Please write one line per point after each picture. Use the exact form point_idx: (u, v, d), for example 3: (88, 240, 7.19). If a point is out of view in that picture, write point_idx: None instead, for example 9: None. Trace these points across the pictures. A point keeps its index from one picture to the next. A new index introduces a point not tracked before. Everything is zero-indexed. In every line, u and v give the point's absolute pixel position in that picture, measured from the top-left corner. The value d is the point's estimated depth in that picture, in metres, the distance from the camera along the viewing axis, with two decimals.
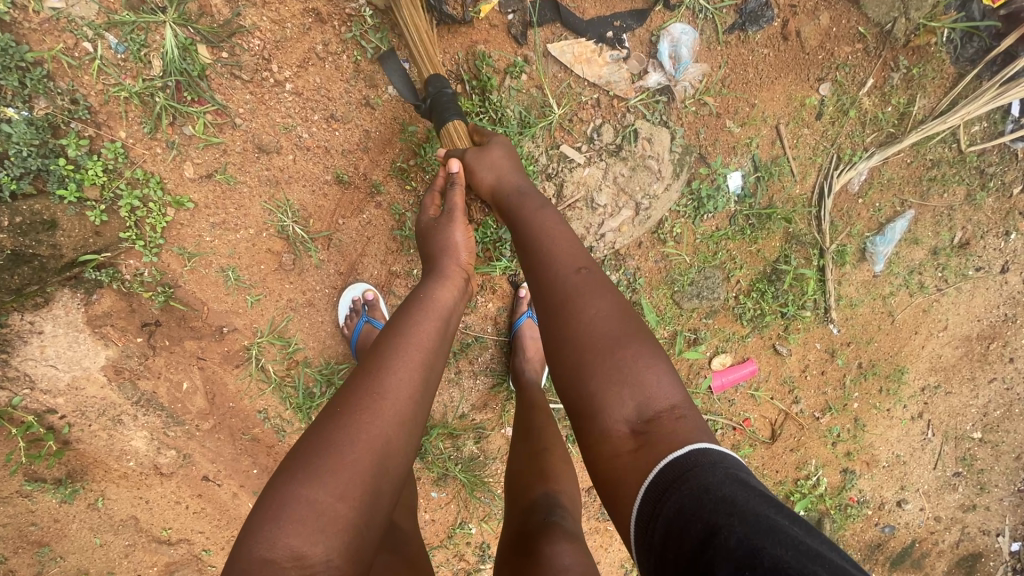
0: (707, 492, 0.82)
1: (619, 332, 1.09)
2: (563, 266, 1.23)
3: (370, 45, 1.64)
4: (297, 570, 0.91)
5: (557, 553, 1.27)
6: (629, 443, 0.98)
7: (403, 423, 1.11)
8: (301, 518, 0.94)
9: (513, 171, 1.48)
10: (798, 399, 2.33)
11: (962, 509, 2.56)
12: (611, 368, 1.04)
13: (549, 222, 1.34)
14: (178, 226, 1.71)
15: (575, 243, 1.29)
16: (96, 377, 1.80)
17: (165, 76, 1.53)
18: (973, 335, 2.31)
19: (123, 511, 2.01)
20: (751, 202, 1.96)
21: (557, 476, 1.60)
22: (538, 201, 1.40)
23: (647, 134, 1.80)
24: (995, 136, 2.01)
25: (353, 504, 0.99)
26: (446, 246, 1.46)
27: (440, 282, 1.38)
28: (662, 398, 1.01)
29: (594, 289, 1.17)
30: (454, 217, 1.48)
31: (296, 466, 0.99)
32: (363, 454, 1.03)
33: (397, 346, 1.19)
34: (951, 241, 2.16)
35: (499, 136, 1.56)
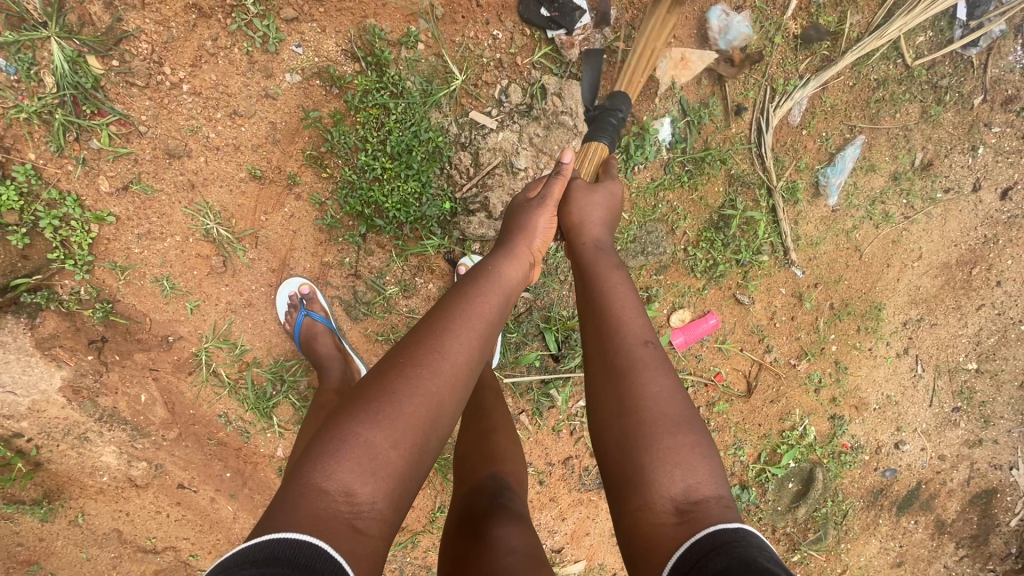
0: (754, 561, 0.80)
1: (681, 414, 1.05)
2: (632, 329, 1.18)
3: (257, 34, 1.63)
4: (348, 506, 0.89)
5: (505, 535, 1.14)
6: (670, 517, 0.95)
7: (458, 389, 1.08)
8: (357, 457, 0.92)
9: (602, 221, 1.45)
10: (770, 347, 2.23)
11: (967, 445, 2.42)
12: (669, 445, 1.00)
13: (616, 282, 1.28)
14: (105, 241, 1.72)
15: (640, 310, 1.23)
16: (55, 398, 1.85)
17: (60, 91, 1.54)
18: (952, 262, 2.18)
19: (104, 525, 2.04)
20: (683, 147, 1.92)
21: (505, 456, 1.45)
22: (611, 258, 1.36)
23: (556, 89, 1.78)
24: (945, 44, 1.92)
25: (404, 454, 0.97)
26: (525, 228, 1.42)
27: (509, 260, 1.35)
28: (711, 486, 0.99)
29: (658, 362, 1.12)
30: (547, 204, 1.45)
31: (358, 404, 0.99)
32: (420, 409, 1.01)
33: (461, 312, 1.16)
34: (912, 163, 2.05)
35: (615, 181, 1.55)
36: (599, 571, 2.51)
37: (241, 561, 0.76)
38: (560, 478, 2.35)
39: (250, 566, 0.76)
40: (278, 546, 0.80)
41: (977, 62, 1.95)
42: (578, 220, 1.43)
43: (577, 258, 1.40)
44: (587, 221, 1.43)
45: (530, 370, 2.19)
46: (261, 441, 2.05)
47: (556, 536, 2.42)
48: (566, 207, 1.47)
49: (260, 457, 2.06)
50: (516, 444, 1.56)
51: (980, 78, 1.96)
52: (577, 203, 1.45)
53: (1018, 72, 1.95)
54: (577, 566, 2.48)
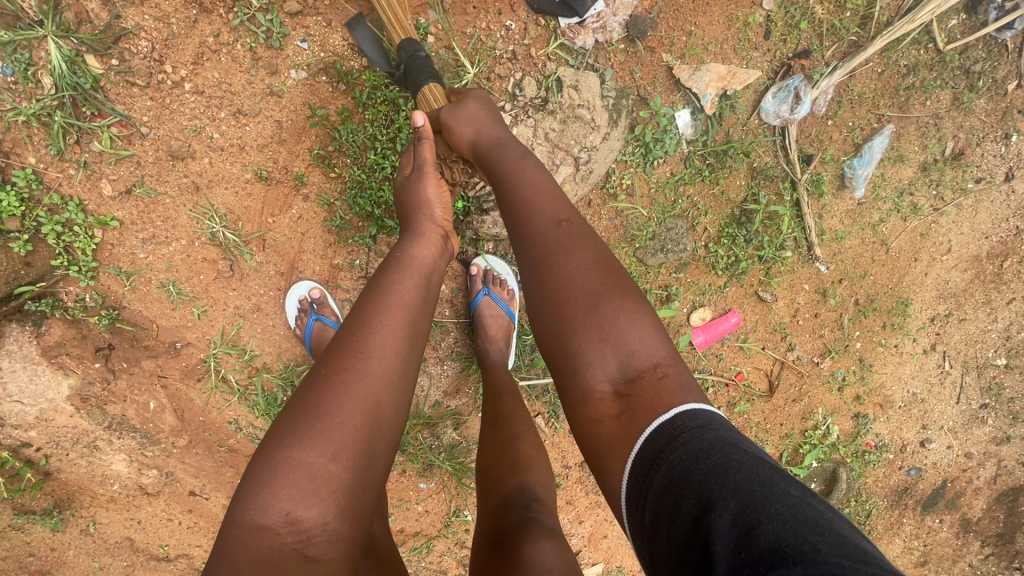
0: (695, 463, 0.76)
1: (600, 289, 1.02)
2: (543, 217, 1.14)
3: (260, 29, 1.57)
4: (293, 536, 0.85)
5: (538, 553, 1.08)
6: (611, 405, 0.92)
7: (396, 377, 1.03)
8: (293, 482, 0.87)
9: (491, 121, 1.37)
10: (793, 345, 2.15)
11: (995, 443, 2.34)
12: (594, 325, 0.98)
13: (517, 172, 1.23)
14: (109, 246, 1.68)
15: (554, 191, 1.19)
16: (63, 407, 1.81)
17: (58, 93, 1.49)
18: (982, 255, 2.09)
19: (116, 533, 2.01)
20: (704, 140, 1.85)
21: (530, 465, 1.39)
22: (518, 149, 1.29)
23: (572, 81, 1.73)
24: (979, 28, 1.83)
25: (348, 465, 0.91)
26: (420, 203, 1.38)
27: (417, 241, 1.29)
28: (646, 355, 0.95)
29: (575, 241, 1.09)
30: (425, 171, 1.40)
31: (287, 427, 0.92)
32: (354, 413, 0.95)
33: (382, 301, 1.10)
34: (942, 153, 1.96)
35: (475, 90, 1.46)
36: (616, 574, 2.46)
37: None
38: (577, 480, 2.30)
39: None
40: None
41: (1012, 45, 1.85)
42: (473, 133, 1.34)
43: (483, 160, 1.31)
44: (482, 128, 1.35)
45: (546, 372, 2.14)
46: None
47: (572, 539, 2.37)
48: (450, 130, 1.36)
49: None
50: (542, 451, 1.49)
51: (1015, 62, 1.86)
52: (457, 120, 1.35)
53: None
54: (595, 569, 2.43)
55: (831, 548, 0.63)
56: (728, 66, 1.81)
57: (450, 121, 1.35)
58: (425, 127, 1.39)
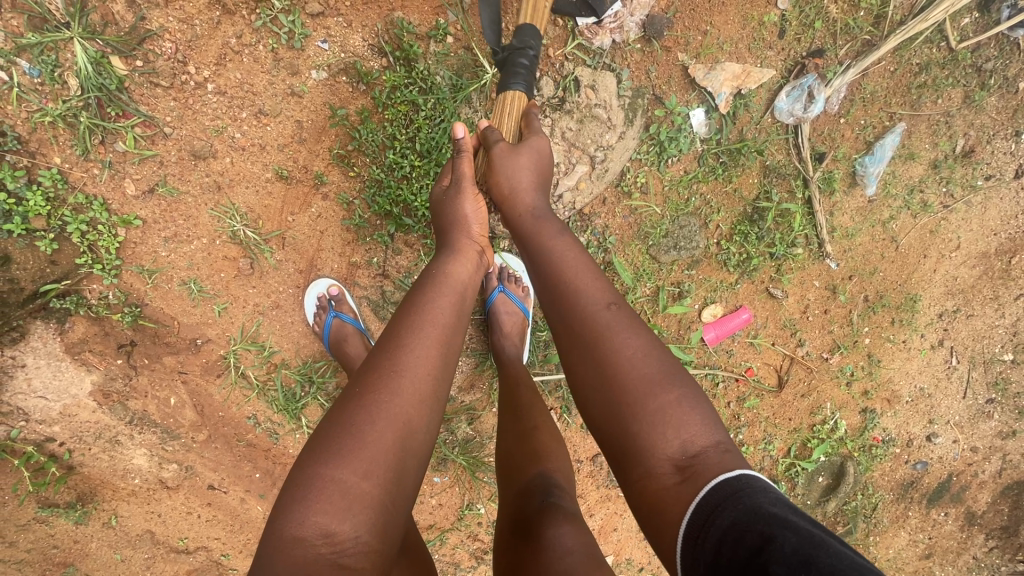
0: (759, 509, 0.80)
1: (660, 371, 1.03)
2: (592, 298, 1.15)
3: (282, 30, 1.59)
4: (328, 547, 0.89)
5: (559, 535, 1.11)
6: (671, 477, 0.93)
7: (426, 401, 1.06)
8: (328, 496, 0.91)
9: (534, 185, 1.38)
10: (803, 341, 2.18)
11: (1000, 437, 2.37)
12: (655, 408, 0.98)
13: (563, 249, 1.25)
14: (132, 245, 1.70)
15: (598, 274, 1.20)
16: (86, 402, 1.84)
17: (84, 94, 1.51)
18: (991, 251, 2.11)
19: (137, 526, 2.05)
20: (718, 139, 1.87)
21: (550, 453, 1.41)
22: (556, 225, 1.31)
23: (590, 81, 1.76)
24: (992, 26, 1.84)
25: (378, 482, 0.95)
26: (457, 219, 1.38)
27: (456, 258, 1.31)
28: (705, 436, 0.96)
29: (627, 324, 1.10)
30: (464, 188, 1.40)
31: (320, 448, 0.96)
32: (385, 434, 0.98)
33: (415, 324, 1.13)
34: (953, 150, 1.98)
35: (540, 137, 1.44)
36: (626, 566, 2.50)
37: None
38: (588, 474, 2.33)
39: None
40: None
41: None
42: (509, 190, 1.36)
43: (523, 229, 1.34)
44: (519, 188, 1.36)
45: (559, 368, 2.17)
46: (290, 442, 2.05)
47: None
48: (493, 176, 1.39)
49: (290, 457, 2.06)
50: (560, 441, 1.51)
51: None
52: (503, 168, 1.37)
53: None
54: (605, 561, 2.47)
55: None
56: (743, 65, 1.83)
57: (498, 164, 1.37)
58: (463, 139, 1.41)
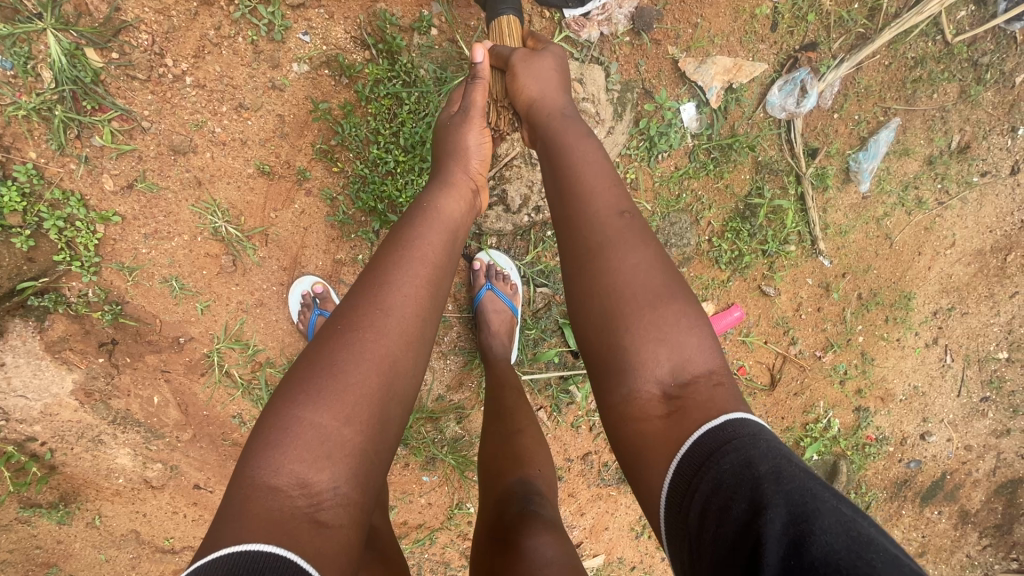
0: (747, 468, 0.73)
1: (662, 286, 0.99)
2: (603, 206, 1.09)
3: (262, 22, 1.55)
4: (304, 498, 0.84)
5: (538, 546, 1.08)
6: (659, 407, 0.90)
7: (412, 341, 1.03)
8: (304, 442, 0.86)
9: (557, 88, 1.35)
10: (795, 339, 2.15)
11: (994, 436, 2.35)
12: (652, 324, 0.94)
13: (576, 155, 1.19)
14: (111, 242, 1.67)
15: (614, 181, 1.15)
16: (67, 401, 1.81)
17: (58, 87, 1.47)
18: (986, 248, 2.08)
19: (122, 526, 2.03)
20: (709, 134, 1.84)
21: (533, 459, 1.39)
22: (581, 126, 1.26)
23: (577, 74, 1.70)
24: (988, 19, 1.81)
25: (361, 429, 0.91)
26: (460, 150, 1.39)
27: (449, 195, 1.29)
28: (699, 361, 0.92)
29: (635, 236, 1.05)
30: (470, 117, 1.42)
31: (298, 386, 0.91)
32: (370, 374, 0.95)
33: (404, 258, 1.10)
34: (948, 146, 1.95)
35: (557, 48, 1.45)
36: (618, 565, 2.48)
37: None
38: (578, 473, 2.31)
39: None
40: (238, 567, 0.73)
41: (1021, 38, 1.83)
42: (537, 92, 1.34)
43: (541, 133, 1.30)
44: (548, 91, 1.35)
45: (548, 367, 2.14)
46: None
47: (574, 531, 2.39)
48: (516, 83, 1.37)
49: None
50: (543, 446, 1.49)
51: None
52: (528, 74, 1.35)
53: None
54: (596, 560, 2.45)
55: (889, 567, 0.59)
56: (734, 59, 1.80)
57: (519, 71, 1.35)
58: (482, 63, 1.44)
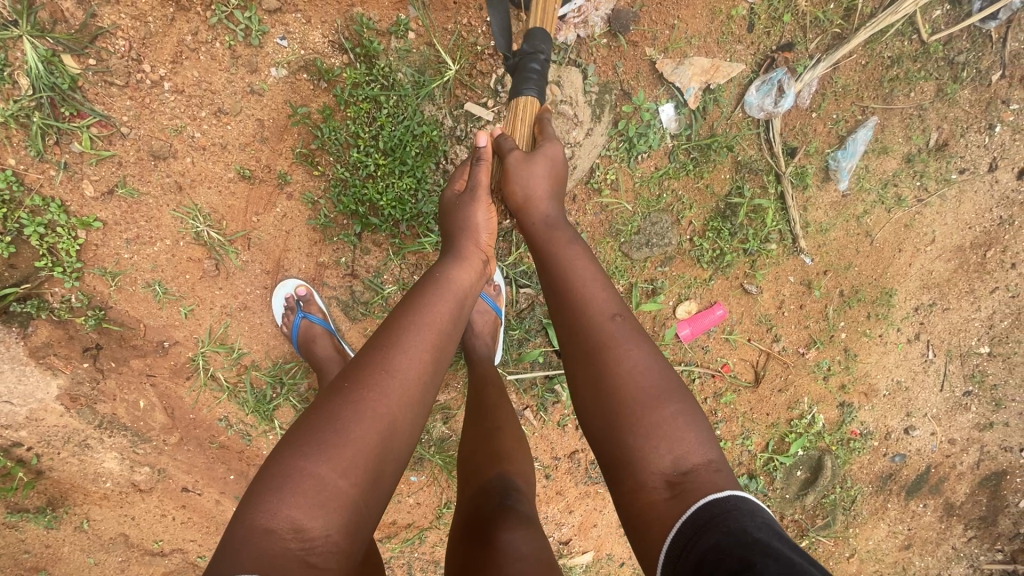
0: (744, 533, 0.79)
1: (661, 387, 1.02)
2: (599, 310, 1.13)
3: (239, 27, 1.56)
4: (298, 542, 0.85)
5: (513, 541, 1.10)
6: (661, 492, 0.92)
7: (413, 405, 1.03)
8: (304, 491, 0.88)
9: (552, 189, 1.35)
10: (778, 336, 2.17)
11: (978, 429, 2.37)
12: (650, 422, 0.97)
13: (574, 256, 1.22)
14: (93, 247, 1.68)
15: (606, 283, 1.18)
16: (53, 406, 1.82)
17: (36, 93, 1.48)
18: (966, 245, 2.10)
19: (111, 529, 2.03)
20: (688, 134, 1.85)
21: (512, 456, 1.41)
22: (569, 233, 1.28)
23: (555, 77, 1.77)
24: (963, 18, 1.83)
25: (356, 482, 0.92)
26: (467, 227, 1.34)
27: (459, 264, 1.26)
28: (698, 453, 0.96)
29: (632, 338, 1.08)
30: (477, 196, 1.35)
31: (302, 438, 0.93)
32: (369, 433, 0.96)
33: (411, 323, 1.09)
34: (927, 144, 1.97)
35: (555, 141, 1.39)
36: (607, 561, 2.50)
37: None
38: (566, 471, 2.32)
39: None
40: None
41: (996, 36, 1.85)
42: (524, 199, 1.32)
43: (534, 237, 1.31)
44: (535, 196, 1.33)
45: (533, 367, 2.15)
46: (263, 443, 2.02)
47: (563, 528, 2.41)
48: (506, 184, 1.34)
49: (263, 458, 2.04)
50: (523, 443, 1.51)
51: (999, 53, 1.86)
52: (518, 175, 1.32)
53: None
54: (585, 557, 2.47)
55: None
56: (711, 59, 1.81)
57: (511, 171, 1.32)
58: (486, 148, 1.39)
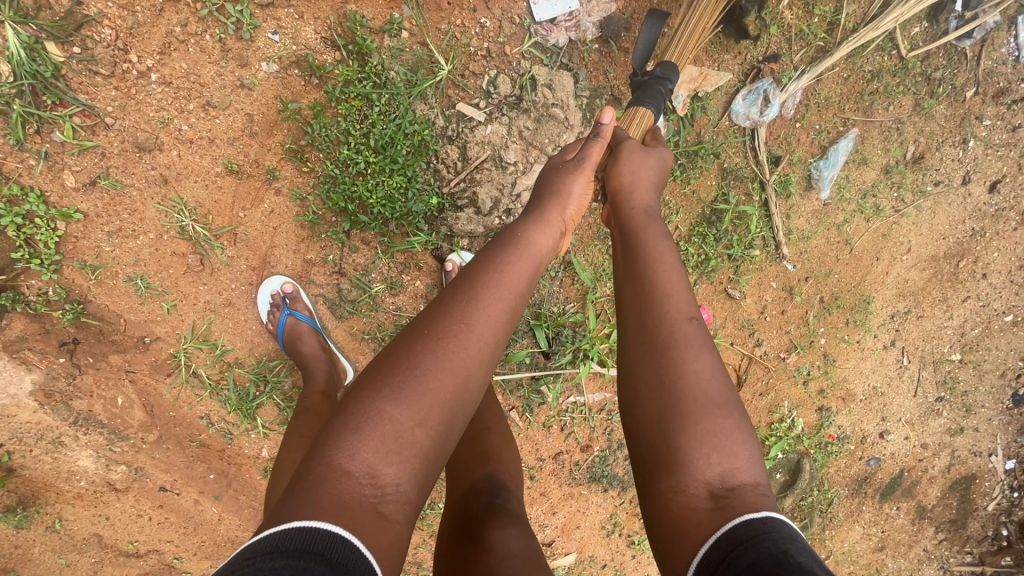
0: (784, 555, 0.75)
1: (721, 396, 0.98)
2: (675, 306, 1.08)
3: (230, 20, 1.54)
4: (371, 489, 0.84)
5: (503, 538, 1.11)
6: (704, 502, 0.89)
7: (486, 363, 1.02)
8: (382, 435, 0.86)
9: (652, 183, 1.37)
10: (760, 341, 2.21)
11: (949, 433, 2.45)
12: (706, 430, 0.94)
13: (662, 250, 1.18)
14: (73, 239, 1.64)
15: (685, 284, 1.13)
16: (27, 402, 1.77)
17: (16, 81, 1.44)
18: (940, 254, 2.17)
19: (84, 529, 1.98)
20: (676, 140, 1.89)
21: (500, 456, 1.42)
22: (660, 226, 1.26)
23: (547, 80, 1.73)
24: (940, 36, 1.90)
25: (430, 434, 0.91)
26: (560, 194, 1.35)
27: (541, 227, 1.26)
28: (746, 472, 0.93)
29: (703, 342, 1.04)
30: (583, 168, 1.38)
31: (383, 379, 0.92)
32: (447, 386, 0.94)
33: (490, 280, 1.08)
34: (904, 156, 2.03)
35: (665, 148, 1.47)
36: (589, 563, 2.51)
37: (271, 550, 0.72)
38: (551, 472, 2.33)
39: (281, 554, 0.72)
40: (292, 533, 0.74)
41: (971, 54, 1.92)
42: (629, 183, 1.34)
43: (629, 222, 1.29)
44: (638, 183, 1.35)
45: (520, 367, 2.16)
46: (244, 442, 1.99)
47: (546, 529, 2.42)
48: (615, 167, 1.37)
49: (245, 457, 2.00)
50: (510, 444, 1.52)
51: (973, 70, 1.94)
52: (630, 162, 1.36)
53: (1011, 65, 1.93)
54: (568, 558, 2.48)
55: None
56: (700, 68, 1.85)
57: (625, 156, 1.36)
58: (607, 127, 1.42)
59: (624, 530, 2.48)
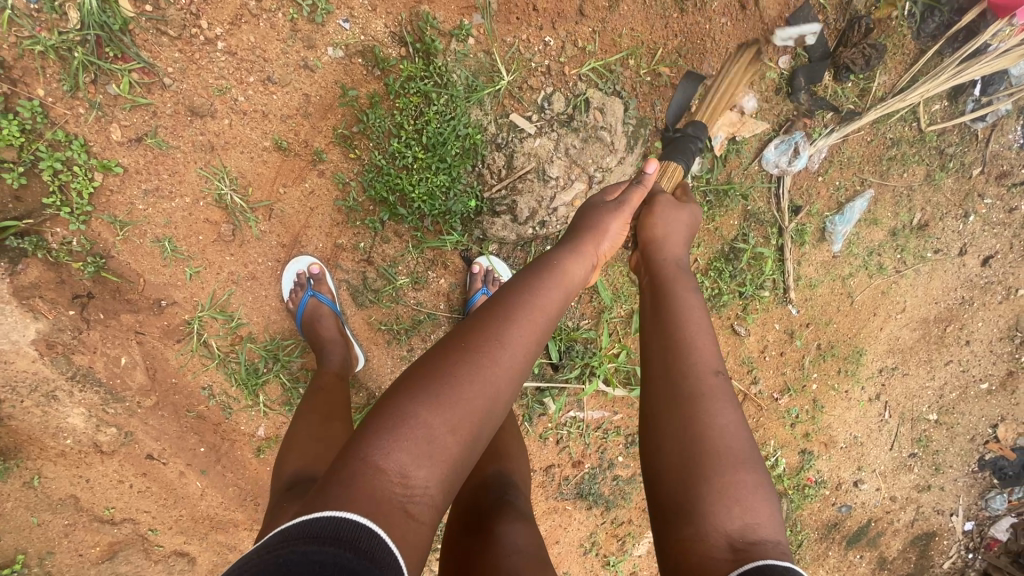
0: None
1: (744, 453, 1.00)
2: (702, 358, 1.12)
3: (305, 2, 1.57)
4: (401, 489, 0.82)
5: (510, 532, 1.14)
6: (725, 552, 0.89)
7: (517, 380, 1.01)
8: (415, 438, 0.86)
9: (681, 239, 1.42)
10: (757, 379, 2.29)
11: (917, 489, 2.56)
12: (729, 481, 0.96)
13: (691, 303, 1.23)
14: (107, 192, 1.63)
15: (713, 338, 1.17)
16: (26, 351, 1.69)
17: (83, 29, 1.44)
18: (930, 318, 2.30)
19: (61, 490, 1.92)
20: (708, 177, 1.98)
21: (508, 454, 1.45)
22: (689, 282, 1.31)
23: (599, 104, 1.79)
24: (956, 115, 2.03)
25: (460, 441, 0.90)
26: (597, 228, 1.36)
27: (575, 256, 1.26)
28: (766, 529, 0.95)
29: (728, 397, 1.06)
30: (622, 210, 1.41)
31: (417, 385, 0.92)
32: (478, 398, 0.93)
33: (525, 300, 1.09)
34: (911, 221, 2.16)
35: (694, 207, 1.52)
36: None
37: (305, 536, 0.74)
38: (540, 484, 2.35)
39: (314, 541, 0.73)
40: (320, 523, 0.75)
41: (982, 136, 2.07)
42: (663, 233, 1.41)
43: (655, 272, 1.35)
44: (670, 236, 1.41)
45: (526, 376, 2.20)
46: (241, 419, 1.96)
47: None
48: (649, 219, 1.45)
49: (239, 434, 1.98)
50: (519, 444, 1.55)
51: (982, 151, 2.08)
52: (665, 217, 1.43)
53: (1015, 151, 2.08)
54: None
55: None
56: (739, 114, 1.95)
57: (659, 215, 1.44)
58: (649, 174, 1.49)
59: (601, 550, 2.50)
